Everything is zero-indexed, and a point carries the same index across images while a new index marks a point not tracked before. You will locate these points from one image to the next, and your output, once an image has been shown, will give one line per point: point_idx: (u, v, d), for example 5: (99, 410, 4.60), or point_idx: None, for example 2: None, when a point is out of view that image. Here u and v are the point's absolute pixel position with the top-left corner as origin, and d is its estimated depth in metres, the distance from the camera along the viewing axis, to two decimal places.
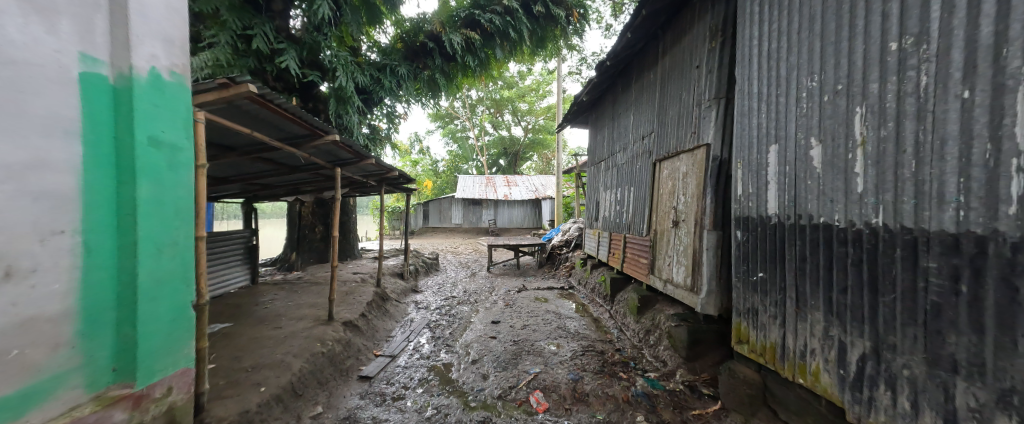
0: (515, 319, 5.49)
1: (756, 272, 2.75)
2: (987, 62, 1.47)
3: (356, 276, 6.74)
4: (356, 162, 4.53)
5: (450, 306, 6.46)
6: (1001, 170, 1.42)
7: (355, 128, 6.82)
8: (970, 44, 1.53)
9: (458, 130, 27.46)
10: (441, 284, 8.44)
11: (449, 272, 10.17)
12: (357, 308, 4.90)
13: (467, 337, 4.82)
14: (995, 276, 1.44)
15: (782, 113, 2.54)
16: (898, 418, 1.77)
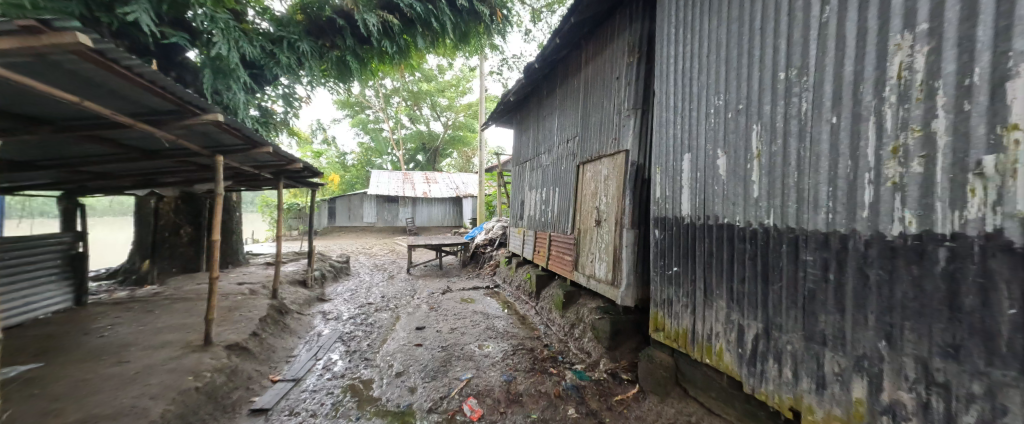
0: (441, 324, 5.22)
1: (671, 266, 3.07)
2: (849, 95, 1.82)
3: (242, 287, 5.62)
4: (245, 150, 3.74)
5: (366, 315, 5.83)
6: (857, 182, 1.78)
7: (241, 109, 5.70)
8: (836, 80, 1.89)
9: (370, 120, 25.44)
10: (354, 290, 7.63)
11: (363, 276, 9.28)
12: (245, 327, 4.05)
13: (389, 348, 4.39)
14: (850, 266, 1.81)
15: (694, 126, 2.87)
16: (783, 386, 2.14)
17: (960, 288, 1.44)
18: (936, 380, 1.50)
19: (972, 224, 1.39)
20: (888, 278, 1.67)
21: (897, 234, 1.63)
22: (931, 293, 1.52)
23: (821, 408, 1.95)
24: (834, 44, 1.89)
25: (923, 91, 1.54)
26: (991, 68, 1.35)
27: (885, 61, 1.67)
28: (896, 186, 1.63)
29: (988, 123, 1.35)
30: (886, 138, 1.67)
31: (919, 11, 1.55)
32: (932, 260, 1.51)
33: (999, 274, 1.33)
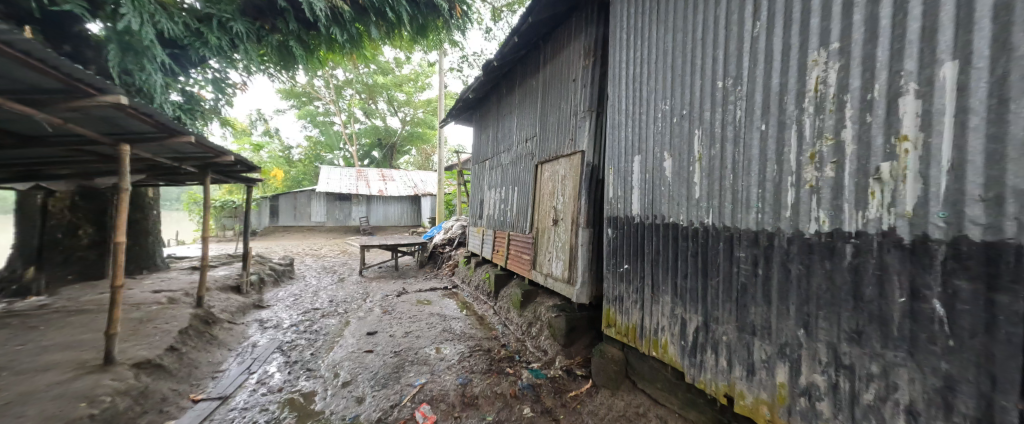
0: (395, 327, 5.05)
1: (622, 264, 3.18)
2: (775, 105, 1.99)
3: (158, 297, 5.05)
4: (160, 139, 3.39)
5: (310, 321, 5.49)
6: (782, 185, 1.95)
7: (156, 92, 5.15)
8: (764, 90, 2.05)
9: (321, 113, 24.16)
10: (298, 295, 7.17)
11: (309, 279, 8.77)
12: (159, 342, 3.68)
13: (336, 356, 4.17)
14: (775, 261, 1.98)
15: (643, 129, 3.00)
16: (719, 374, 2.29)
17: (861, 280, 1.62)
18: (844, 363, 1.68)
19: (871, 223, 1.57)
20: (806, 271, 1.84)
21: (814, 232, 1.80)
22: (840, 285, 1.70)
23: (751, 393, 2.11)
24: (762, 57, 2.06)
25: (834, 104, 1.71)
26: (887, 85, 1.53)
27: (805, 75, 1.84)
28: (813, 189, 1.80)
29: (885, 134, 1.53)
30: (805, 145, 1.84)
31: (832, 32, 1.73)
32: (841, 255, 1.69)
33: (892, 267, 1.51)
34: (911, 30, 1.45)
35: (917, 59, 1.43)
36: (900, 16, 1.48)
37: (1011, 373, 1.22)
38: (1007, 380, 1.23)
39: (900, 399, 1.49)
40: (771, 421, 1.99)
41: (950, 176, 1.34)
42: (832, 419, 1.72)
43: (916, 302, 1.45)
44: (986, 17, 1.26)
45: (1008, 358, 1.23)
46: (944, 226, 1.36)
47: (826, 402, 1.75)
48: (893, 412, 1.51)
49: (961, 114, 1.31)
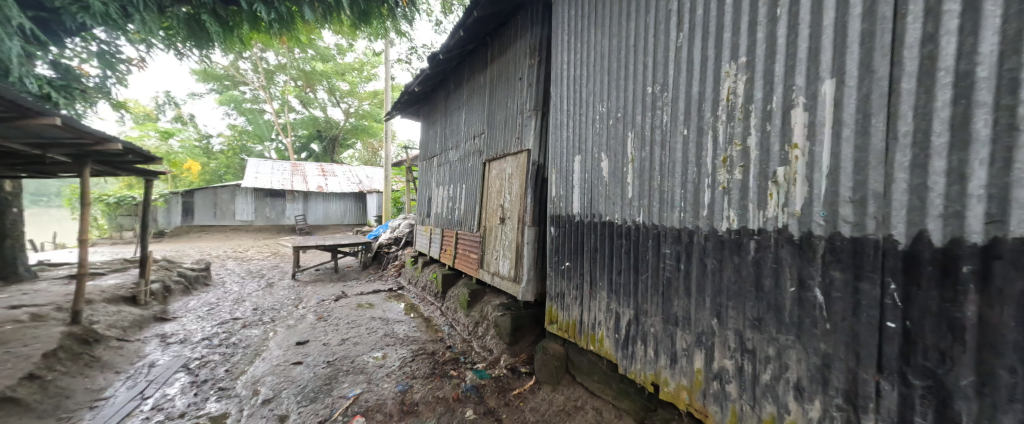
0: (333, 337, 4.78)
1: (563, 261, 3.27)
2: (694, 110, 2.14)
3: (18, 313, 4.40)
4: (13, 120, 3.16)
5: (228, 334, 5.09)
6: (700, 187, 2.11)
7: (14, 63, 4.22)
8: (685, 97, 2.20)
9: (248, 99, 22.49)
10: (214, 304, 6.57)
11: (230, 285, 8.10)
12: (11, 370, 3.18)
13: (256, 371, 3.89)
14: (694, 256, 2.13)
15: (583, 130, 3.10)
16: (647, 364, 2.44)
17: (763, 273, 1.80)
18: (748, 347, 1.86)
19: (770, 222, 1.75)
20: (719, 266, 2.00)
21: (726, 229, 1.97)
22: (746, 277, 1.87)
23: (674, 379, 2.27)
24: (684, 66, 2.21)
25: (742, 112, 1.88)
26: (783, 97, 1.71)
27: (719, 85, 2.00)
28: (726, 190, 1.97)
29: (781, 142, 1.71)
30: (718, 150, 2.00)
31: (741, 46, 1.90)
32: (747, 250, 1.86)
33: (786, 260, 1.69)
34: (800, 51, 1.64)
35: (804, 77, 1.62)
36: (792, 38, 1.67)
37: (870, 349, 1.42)
38: (868, 355, 1.43)
39: (790, 377, 1.68)
40: (689, 405, 2.16)
41: (827, 180, 1.52)
42: (738, 399, 1.91)
43: (803, 291, 1.64)
44: (855, 42, 1.45)
45: (869, 336, 1.42)
46: (823, 223, 1.55)
47: (734, 384, 1.93)
48: (786, 388, 1.70)
49: (836, 127, 1.50)
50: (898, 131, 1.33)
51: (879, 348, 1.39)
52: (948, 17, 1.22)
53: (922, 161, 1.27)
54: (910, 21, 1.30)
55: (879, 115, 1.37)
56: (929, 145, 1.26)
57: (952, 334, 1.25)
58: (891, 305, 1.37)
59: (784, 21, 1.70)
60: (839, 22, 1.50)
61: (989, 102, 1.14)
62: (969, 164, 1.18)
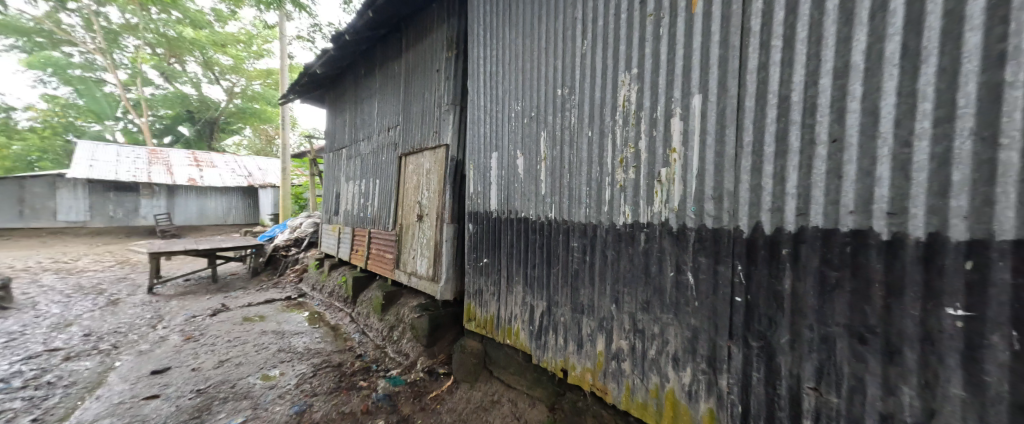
0: (207, 361, 4.37)
1: (481, 258, 3.34)
2: (598, 110, 2.48)
3: None
4: None
5: (38, 371, 4.19)
6: (603, 186, 2.45)
7: None
8: (590, 101, 2.54)
9: (70, 64, 18.84)
10: (13, 333, 5.32)
11: (49, 308, 6.55)
12: None
13: (87, 412, 3.30)
14: (598, 248, 2.48)
15: (497, 125, 3.25)
16: (558, 352, 2.75)
17: (650, 259, 2.21)
18: (640, 328, 2.29)
19: (655, 216, 2.18)
20: (617, 256, 2.38)
21: (622, 223, 2.34)
22: (638, 266, 2.28)
23: (580, 364, 2.63)
24: (589, 72, 2.56)
25: (636, 119, 2.27)
26: (665, 107, 2.14)
27: (617, 92, 2.38)
28: (622, 187, 2.34)
29: (663, 146, 2.14)
30: (616, 152, 2.37)
31: (632, 60, 2.30)
32: (639, 241, 2.27)
33: (667, 249, 2.13)
34: (678, 67, 2.07)
35: (680, 91, 2.06)
36: (672, 56, 2.10)
37: (724, 319, 1.90)
38: (719, 329, 1.92)
39: (669, 350, 2.14)
40: (593, 385, 2.54)
41: (698, 179, 1.99)
42: (631, 374, 2.34)
43: (679, 275, 2.09)
44: (715, 68, 1.91)
45: (721, 311, 1.91)
46: (694, 217, 2.00)
47: (628, 361, 2.36)
48: (665, 360, 2.17)
49: (703, 133, 1.96)
50: (743, 140, 1.81)
51: (731, 319, 1.88)
52: (774, 51, 1.71)
53: (758, 165, 1.76)
54: (751, 51, 1.78)
55: (731, 127, 1.85)
56: (758, 152, 1.75)
57: (775, 301, 1.73)
58: (734, 284, 1.87)
59: (665, 40, 2.13)
60: (704, 46, 1.96)
61: (799, 121, 1.62)
62: (787, 169, 1.66)
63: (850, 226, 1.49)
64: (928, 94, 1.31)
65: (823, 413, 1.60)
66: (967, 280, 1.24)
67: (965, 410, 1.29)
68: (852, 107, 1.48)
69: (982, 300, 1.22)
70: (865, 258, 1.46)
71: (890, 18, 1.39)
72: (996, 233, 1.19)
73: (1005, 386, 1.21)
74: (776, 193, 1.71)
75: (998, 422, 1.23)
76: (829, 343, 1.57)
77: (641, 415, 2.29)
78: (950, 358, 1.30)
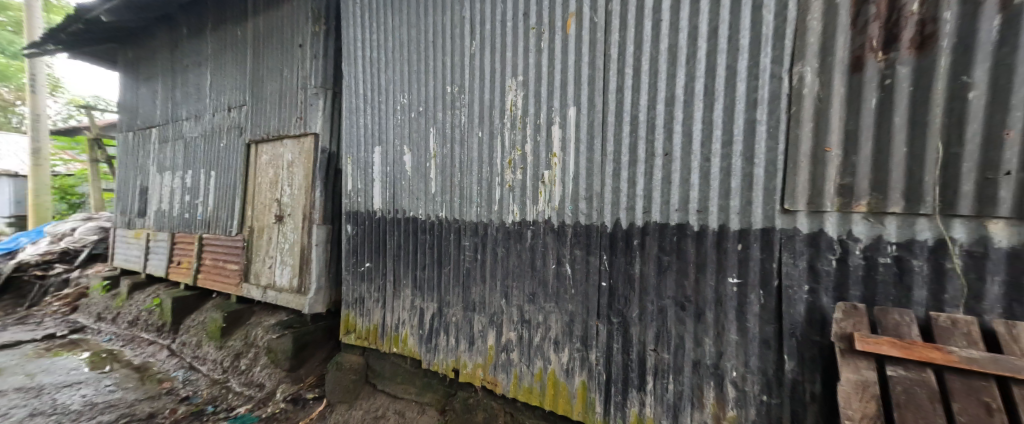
0: None
1: (362, 263, 3.16)
2: (487, 111, 2.56)
3: None
4: None
5: None
6: (493, 186, 2.54)
7: None
8: (477, 102, 2.60)
9: None
10: None
11: None
12: None
13: None
14: (489, 246, 2.57)
15: (381, 116, 3.03)
16: (449, 353, 2.75)
17: (535, 254, 2.41)
18: (526, 319, 2.47)
19: (538, 215, 2.38)
20: (507, 252, 2.51)
21: (511, 221, 2.48)
22: (525, 261, 2.45)
23: (471, 361, 2.68)
24: (477, 73, 2.60)
25: (522, 124, 2.43)
26: (546, 115, 2.36)
27: (504, 96, 2.50)
28: (511, 187, 2.48)
29: (545, 151, 2.36)
30: (505, 154, 2.49)
31: (518, 68, 2.45)
32: (526, 238, 2.44)
33: (550, 244, 2.36)
34: (557, 80, 2.31)
35: (559, 101, 2.30)
36: (551, 69, 2.32)
37: (594, 303, 2.23)
38: (590, 311, 2.24)
39: (551, 335, 2.38)
40: (483, 379, 2.62)
41: (574, 181, 2.26)
42: (518, 363, 2.51)
43: (559, 267, 2.34)
44: (585, 84, 2.21)
45: (592, 295, 2.23)
46: (571, 214, 2.28)
47: (515, 351, 2.52)
48: (548, 344, 2.40)
49: (577, 141, 2.24)
50: (606, 149, 2.15)
51: (598, 301, 2.21)
52: (626, 77, 2.08)
53: (618, 171, 2.12)
54: (611, 75, 2.13)
55: (598, 137, 2.17)
56: (617, 159, 2.11)
57: (630, 283, 2.11)
58: (600, 271, 2.20)
59: (545, 54, 2.35)
60: (576, 64, 2.24)
61: (644, 137, 2.03)
62: (637, 175, 2.06)
63: (676, 220, 1.96)
64: (719, 124, 1.83)
65: (660, 369, 2.04)
66: (738, 257, 1.81)
67: (738, 350, 1.83)
68: (677, 129, 1.94)
69: (746, 270, 1.79)
70: (685, 245, 1.94)
71: (698, 65, 1.88)
72: (752, 223, 1.76)
73: (757, 328, 1.78)
74: (629, 195, 2.09)
75: (754, 354, 1.79)
76: (663, 312, 2.02)
77: (527, 399, 2.47)
78: (730, 314, 1.84)
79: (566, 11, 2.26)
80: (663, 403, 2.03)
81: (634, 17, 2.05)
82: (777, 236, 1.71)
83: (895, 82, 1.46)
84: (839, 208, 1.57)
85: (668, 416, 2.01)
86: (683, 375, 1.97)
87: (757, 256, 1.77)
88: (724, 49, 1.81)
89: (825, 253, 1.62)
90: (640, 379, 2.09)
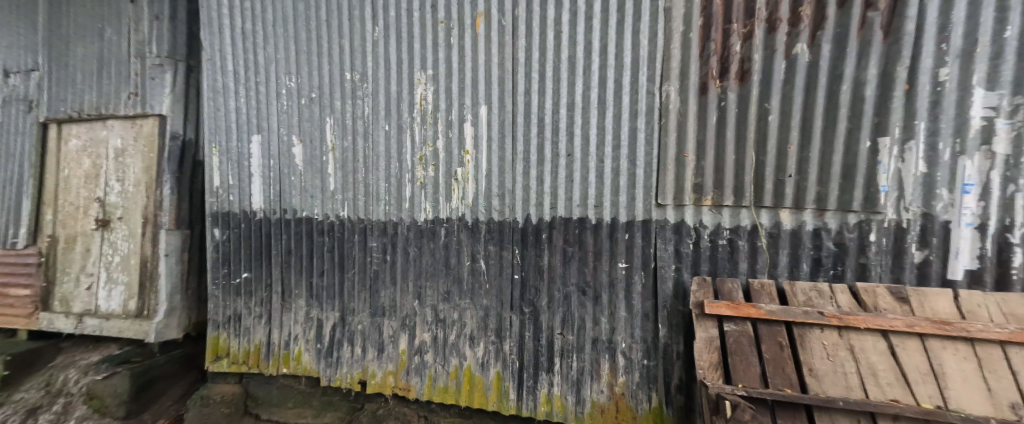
0: None
1: (240, 273, 2.80)
2: (394, 104, 2.43)
3: None
4: None
5: None
6: (402, 183, 2.44)
7: None
8: (381, 93, 2.44)
9: None
10: None
11: None
12: None
13: None
14: (399, 246, 2.47)
15: (263, 102, 2.66)
16: (353, 364, 2.58)
17: (449, 252, 2.40)
18: (441, 318, 2.44)
19: (451, 212, 2.37)
20: (419, 252, 2.44)
21: (423, 219, 2.42)
22: (439, 259, 2.42)
23: (381, 369, 2.54)
24: (381, 61, 2.43)
25: (433, 119, 2.37)
26: (458, 112, 2.34)
27: (413, 89, 2.40)
28: (422, 184, 2.41)
29: (458, 148, 2.35)
30: (415, 149, 2.41)
31: (427, 61, 2.37)
32: (439, 236, 2.40)
33: (464, 241, 2.37)
34: (467, 77, 2.31)
35: (470, 99, 2.32)
36: (462, 66, 2.31)
37: (507, 295, 2.33)
38: (503, 303, 2.34)
39: (466, 331, 2.40)
40: (395, 386, 2.50)
41: (487, 178, 2.31)
42: (433, 364, 2.46)
43: (474, 263, 2.37)
44: (495, 84, 2.27)
45: (505, 288, 2.33)
46: (484, 211, 2.32)
47: (430, 352, 2.46)
48: (463, 341, 2.41)
49: (489, 139, 2.29)
50: (516, 148, 2.25)
51: (511, 293, 2.32)
52: (533, 81, 2.21)
53: (527, 169, 2.25)
54: (519, 77, 2.23)
55: (509, 137, 2.26)
56: (527, 158, 2.24)
57: (539, 274, 2.27)
58: (512, 264, 2.31)
59: (455, 49, 2.32)
60: (487, 63, 2.28)
61: (550, 138, 2.20)
62: (543, 173, 2.22)
63: (577, 214, 2.18)
64: (610, 130, 2.10)
65: (565, 350, 2.25)
66: (626, 245, 2.12)
67: (626, 323, 2.14)
68: (577, 132, 2.15)
69: (632, 255, 2.11)
70: (584, 236, 2.18)
71: (593, 76, 2.11)
72: (636, 216, 2.09)
73: (640, 304, 2.12)
74: (538, 192, 2.24)
75: (637, 326, 2.13)
76: (568, 298, 2.23)
77: (442, 399, 2.44)
78: (620, 294, 2.14)
79: (475, 10, 2.27)
80: (568, 380, 2.25)
81: (538, 25, 2.18)
82: (653, 226, 2.06)
83: (727, 104, 1.91)
84: (694, 202, 1.99)
85: (572, 391, 2.24)
86: (585, 352, 2.22)
87: (640, 243, 2.10)
88: (613, 65, 2.08)
89: (686, 238, 2.03)
90: (549, 361, 2.28)
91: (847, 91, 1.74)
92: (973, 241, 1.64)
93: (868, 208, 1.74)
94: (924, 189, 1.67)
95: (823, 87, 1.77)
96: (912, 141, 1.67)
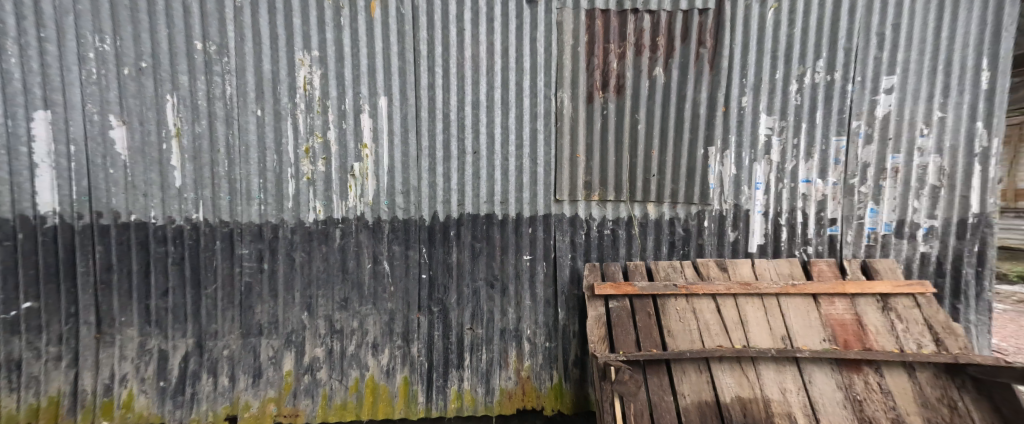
0: None
1: (19, 303, 2.00)
2: (269, 85, 2.06)
3: None
4: None
5: None
6: (282, 178, 2.09)
7: None
8: (250, 71, 2.04)
9: None
10: None
11: None
12: None
13: None
14: (279, 252, 2.12)
15: (56, 66, 1.95)
16: (217, 398, 2.13)
17: (346, 255, 2.17)
18: (336, 329, 2.20)
19: (347, 212, 2.15)
20: (308, 257, 2.14)
21: (312, 220, 2.13)
22: (334, 263, 2.17)
23: (257, 399, 2.15)
24: (249, 34, 2.03)
25: (321, 107, 2.10)
26: (353, 102, 2.13)
27: (294, 71, 2.07)
28: (310, 180, 2.11)
29: (354, 140, 2.13)
30: (299, 141, 2.09)
31: (311, 40, 2.07)
32: (333, 238, 2.15)
33: (364, 243, 2.18)
34: (363, 64, 2.11)
35: (367, 88, 2.12)
36: (355, 51, 2.10)
37: (414, 296, 2.24)
38: (410, 305, 2.24)
39: (368, 339, 2.22)
40: (278, 415, 2.16)
41: (389, 175, 2.17)
42: (327, 381, 2.20)
43: (376, 265, 2.20)
44: (394, 75, 2.13)
45: (412, 289, 2.23)
46: (387, 210, 2.18)
47: (323, 368, 2.20)
48: (365, 350, 2.22)
49: (390, 133, 2.15)
50: (420, 144, 2.17)
51: (417, 294, 2.24)
52: (437, 76, 2.16)
53: (431, 166, 2.19)
54: (422, 70, 2.14)
55: (412, 132, 2.16)
56: (432, 155, 2.18)
57: (447, 271, 2.25)
58: (419, 263, 2.23)
59: (347, 31, 2.09)
60: (386, 51, 2.12)
61: (455, 134, 2.19)
62: (449, 171, 2.20)
63: (484, 211, 2.24)
64: (513, 129, 2.21)
65: (475, 344, 2.29)
66: (529, 239, 2.27)
67: (530, 311, 2.30)
68: (482, 131, 2.20)
69: (535, 248, 2.27)
70: (491, 232, 2.25)
71: (496, 77, 2.18)
72: (537, 211, 2.25)
73: (541, 292, 2.30)
74: (445, 189, 2.21)
75: (540, 312, 2.31)
76: (476, 293, 2.27)
77: (340, 418, 2.21)
78: (525, 284, 2.28)
79: None
80: (477, 373, 2.30)
81: (440, 19, 2.13)
82: (552, 220, 2.26)
83: (609, 113, 2.22)
84: (585, 198, 2.26)
85: (481, 383, 2.30)
86: (493, 343, 2.30)
87: (541, 236, 2.27)
88: (513, 68, 2.18)
89: (579, 230, 2.29)
90: (458, 357, 2.28)
91: (690, 109, 2.20)
92: (761, 223, 2.28)
93: (703, 200, 2.25)
94: (735, 186, 2.25)
95: (676, 104, 2.20)
96: (728, 151, 2.23)
